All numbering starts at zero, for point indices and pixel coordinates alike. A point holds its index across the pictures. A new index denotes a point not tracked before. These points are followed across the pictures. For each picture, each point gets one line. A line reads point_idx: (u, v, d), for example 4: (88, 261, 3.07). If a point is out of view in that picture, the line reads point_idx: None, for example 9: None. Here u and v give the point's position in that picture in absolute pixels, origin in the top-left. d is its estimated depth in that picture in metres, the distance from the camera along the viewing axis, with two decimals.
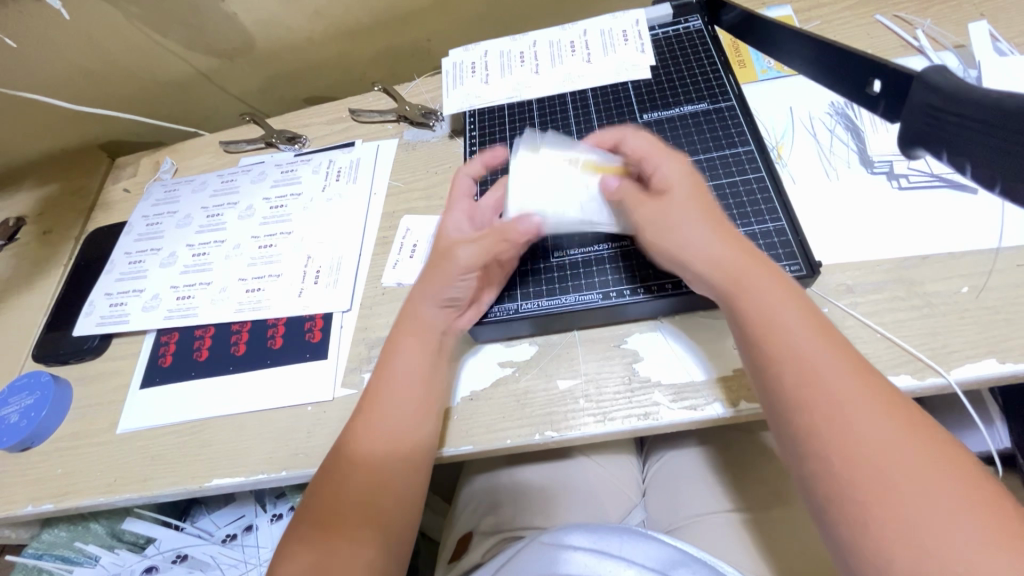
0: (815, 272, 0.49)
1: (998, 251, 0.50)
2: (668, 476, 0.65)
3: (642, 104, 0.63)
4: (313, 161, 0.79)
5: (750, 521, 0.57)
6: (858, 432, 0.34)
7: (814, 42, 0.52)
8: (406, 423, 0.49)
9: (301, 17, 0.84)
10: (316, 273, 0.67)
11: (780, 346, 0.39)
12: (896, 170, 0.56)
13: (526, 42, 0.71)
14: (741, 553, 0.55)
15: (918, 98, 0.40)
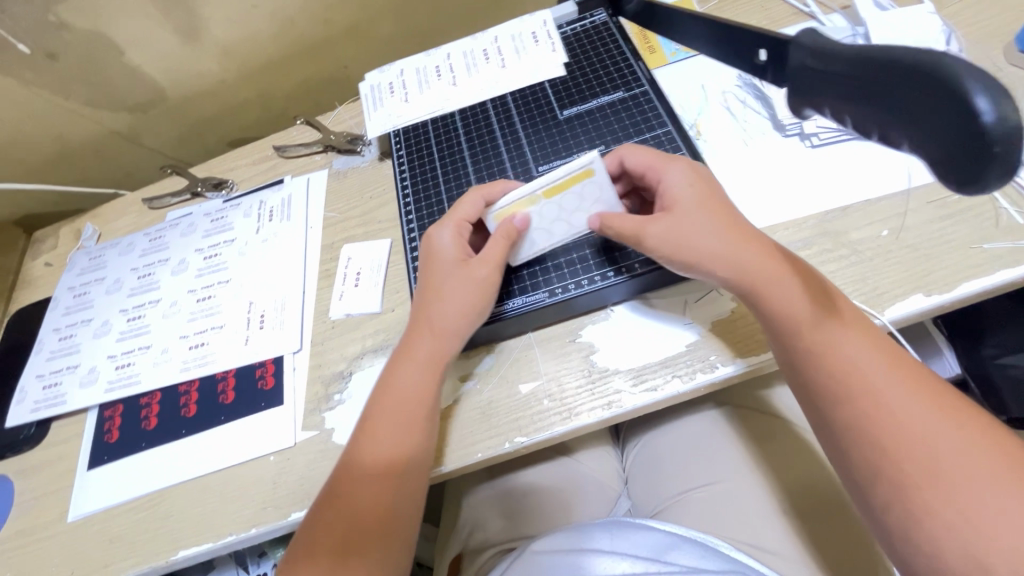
0: None
1: (910, 191, 0.53)
2: (648, 461, 0.65)
3: (561, 100, 0.64)
4: (242, 204, 0.76)
5: (732, 490, 0.58)
6: (899, 415, 0.37)
7: (708, 21, 0.53)
8: (417, 451, 0.47)
9: (209, 61, 0.83)
10: (261, 318, 0.65)
11: (822, 338, 0.41)
12: (806, 130, 0.58)
13: (440, 56, 0.71)
14: (728, 525, 0.56)
15: (798, 60, 0.41)
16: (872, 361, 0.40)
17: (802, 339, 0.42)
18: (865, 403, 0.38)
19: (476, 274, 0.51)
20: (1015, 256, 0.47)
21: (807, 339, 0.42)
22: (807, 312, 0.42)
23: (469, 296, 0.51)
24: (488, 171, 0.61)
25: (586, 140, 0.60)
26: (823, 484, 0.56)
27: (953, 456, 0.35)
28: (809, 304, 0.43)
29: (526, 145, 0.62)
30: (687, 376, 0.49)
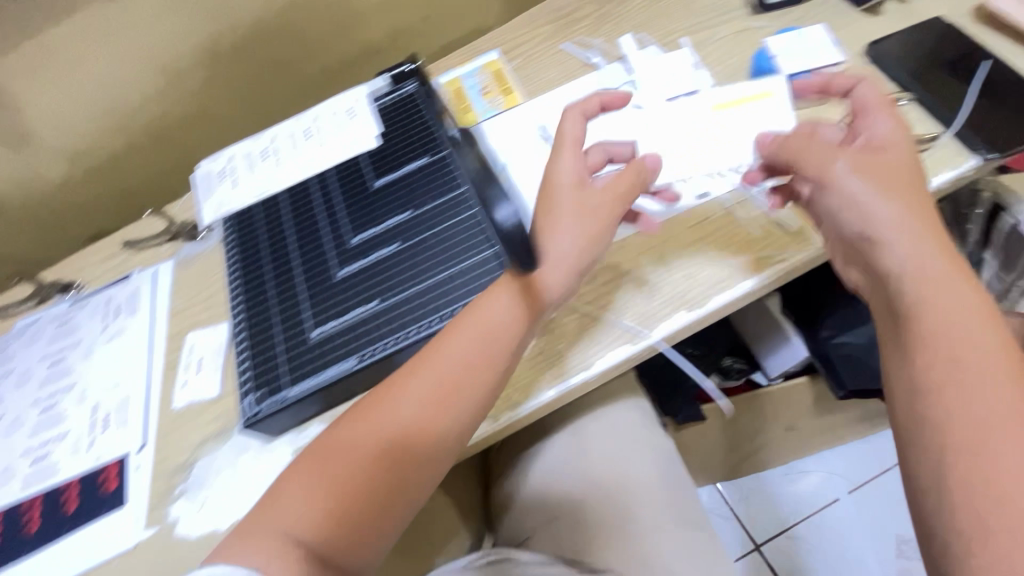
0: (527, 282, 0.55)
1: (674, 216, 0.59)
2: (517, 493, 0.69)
3: (376, 171, 0.68)
4: (90, 304, 0.77)
5: (584, 510, 0.64)
6: (948, 318, 0.39)
7: None
8: (451, 429, 0.47)
9: (48, 165, 0.83)
10: (106, 419, 0.65)
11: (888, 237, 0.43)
12: None
13: (267, 139, 0.75)
14: (580, 545, 0.62)
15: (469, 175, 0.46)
16: (933, 261, 0.41)
17: (890, 232, 0.43)
18: (946, 340, 0.39)
19: (591, 202, 0.50)
20: (754, 267, 0.55)
21: (888, 232, 0.43)
22: (880, 213, 0.44)
23: (581, 217, 0.49)
24: (311, 247, 0.65)
25: (396, 207, 0.64)
26: (655, 496, 0.64)
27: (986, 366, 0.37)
28: (900, 207, 0.44)
29: (345, 217, 0.66)
30: (499, 414, 0.54)
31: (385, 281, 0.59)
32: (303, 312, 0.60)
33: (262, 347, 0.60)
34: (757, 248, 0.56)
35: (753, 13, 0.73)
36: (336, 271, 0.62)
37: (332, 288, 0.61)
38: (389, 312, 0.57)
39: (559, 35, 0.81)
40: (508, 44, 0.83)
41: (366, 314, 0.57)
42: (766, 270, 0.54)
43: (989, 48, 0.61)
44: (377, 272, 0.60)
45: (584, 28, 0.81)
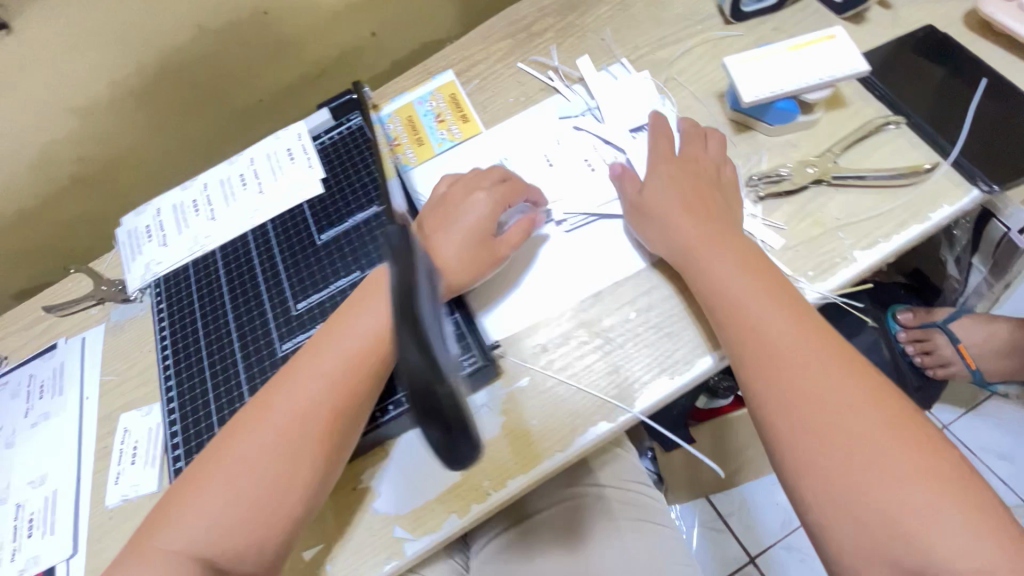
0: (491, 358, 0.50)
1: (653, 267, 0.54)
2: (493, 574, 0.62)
3: (318, 223, 0.61)
4: (10, 383, 0.68)
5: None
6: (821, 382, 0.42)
7: None
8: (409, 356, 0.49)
9: None
10: (30, 523, 0.58)
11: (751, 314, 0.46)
12: (556, 216, 0.59)
13: (197, 188, 0.67)
14: None
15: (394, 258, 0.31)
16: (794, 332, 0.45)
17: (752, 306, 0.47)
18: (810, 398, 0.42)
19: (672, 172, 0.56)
20: None
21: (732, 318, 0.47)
22: (736, 292, 0.47)
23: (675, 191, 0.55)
24: (246, 317, 0.58)
25: (344, 267, 0.57)
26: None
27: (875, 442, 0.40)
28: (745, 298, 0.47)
29: (284, 280, 0.59)
30: (464, 510, 0.48)
31: None
32: (241, 395, 0.53)
33: (197, 438, 0.53)
34: None
35: (727, 23, 0.67)
36: (276, 345, 0.55)
37: (274, 366, 0.54)
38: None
39: (519, 50, 0.74)
40: (462, 63, 0.76)
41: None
42: None
43: (986, 61, 0.57)
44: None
45: (546, 44, 0.74)
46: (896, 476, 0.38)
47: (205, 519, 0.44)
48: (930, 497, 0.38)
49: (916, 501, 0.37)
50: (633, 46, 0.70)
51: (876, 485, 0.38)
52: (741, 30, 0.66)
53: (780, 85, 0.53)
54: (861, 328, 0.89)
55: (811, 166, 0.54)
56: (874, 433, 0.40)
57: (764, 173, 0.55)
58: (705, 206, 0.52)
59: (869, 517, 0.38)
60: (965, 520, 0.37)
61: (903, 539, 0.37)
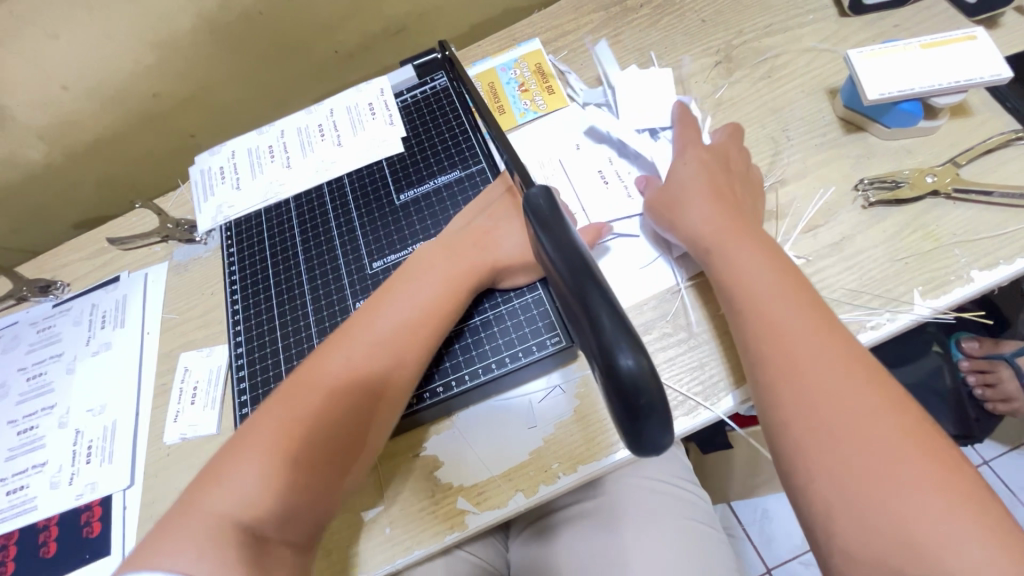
0: (575, 340, 0.49)
1: None
2: (536, 563, 0.61)
3: (397, 182, 0.59)
4: (73, 310, 0.69)
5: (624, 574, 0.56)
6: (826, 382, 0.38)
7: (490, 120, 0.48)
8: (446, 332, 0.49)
9: (26, 146, 0.74)
10: (88, 450, 0.59)
11: (758, 301, 0.43)
12: None
13: (274, 134, 0.66)
14: None
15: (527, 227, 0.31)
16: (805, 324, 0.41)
17: (752, 297, 0.43)
18: (821, 394, 0.37)
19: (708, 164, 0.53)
20: None
21: (748, 300, 0.43)
22: (754, 274, 0.44)
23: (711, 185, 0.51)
24: (320, 271, 0.57)
25: (421, 230, 0.56)
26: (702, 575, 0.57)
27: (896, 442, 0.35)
28: (763, 280, 0.43)
29: (360, 237, 0.57)
30: (531, 490, 0.47)
31: None
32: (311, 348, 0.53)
33: (266, 387, 0.53)
34: (842, 312, 0.47)
35: (843, 16, 0.63)
36: (350, 303, 0.54)
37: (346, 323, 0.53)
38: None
39: (613, 25, 0.71)
40: (551, 33, 0.72)
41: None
42: None
43: None
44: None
45: (640, 20, 0.70)
46: (916, 487, 0.33)
47: (242, 488, 0.39)
48: (935, 497, 0.33)
49: (941, 518, 0.32)
50: (738, 29, 0.65)
51: (883, 486, 0.33)
52: (856, 25, 0.62)
53: (910, 85, 0.50)
54: (923, 352, 0.85)
55: (930, 176, 0.50)
56: (886, 427, 0.35)
57: (875, 179, 0.52)
58: (722, 193, 0.50)
59: (880, 527, 0.33)
60: (990, 544, 0.31)
61: (917, 551, 0.32)
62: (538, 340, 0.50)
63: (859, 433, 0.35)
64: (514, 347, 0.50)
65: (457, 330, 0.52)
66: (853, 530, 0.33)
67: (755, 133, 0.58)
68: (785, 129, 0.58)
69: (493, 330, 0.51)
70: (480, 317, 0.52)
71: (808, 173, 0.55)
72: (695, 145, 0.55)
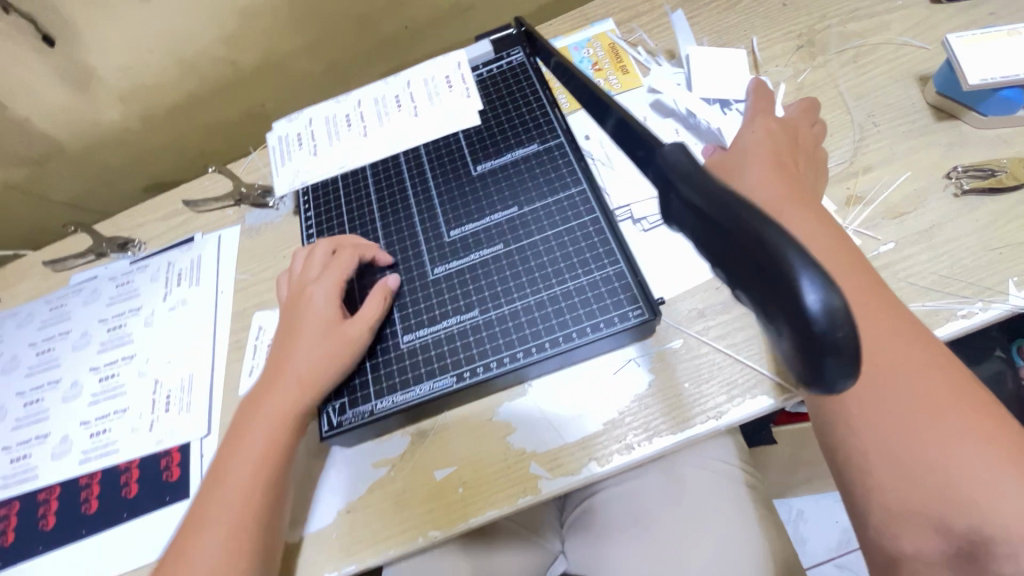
0: (657, 313, 0.47)
1: None
2: (580, 530, 0.63)
3: (474, 154, 0.60)
4: (150, 267, 0.71)
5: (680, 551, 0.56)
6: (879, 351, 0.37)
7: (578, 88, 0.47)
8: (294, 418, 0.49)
9: (108, 108, 0.77)
10: (167, 399, 0.61)
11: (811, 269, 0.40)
12: (636, 214, 0.56)
13: (351, 103, 0.67)
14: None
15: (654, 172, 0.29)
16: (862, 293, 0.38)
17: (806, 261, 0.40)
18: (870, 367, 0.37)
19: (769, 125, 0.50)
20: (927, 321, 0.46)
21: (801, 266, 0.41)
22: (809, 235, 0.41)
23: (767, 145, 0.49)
24: (397, 238, 0.58)
25: (499, 200, 0.57)
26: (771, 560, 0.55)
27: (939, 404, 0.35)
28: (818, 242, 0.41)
29: (437, 207, 0.58)
30: (605, 459, 0.47)
31: (489, 292, 0.52)
32: (389, 312, 0.54)
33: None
34: (930, 299, 0.47)
35: (935, 3, 0.61)
36: (427, 268, 0.55)
37: (425, 287, 0.54)
38: (494, 326, 0.51)
39: (690, 6, 0.70)
40: (626, 13, 0.72)
41: (465, 325, 0.52)
42: (939, 328, 0.45)
43: None
44: (477, 275, 0.53)
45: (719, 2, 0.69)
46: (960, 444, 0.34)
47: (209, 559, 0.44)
48: (987, 451, 0.34)
49: (982, 466, 0.34)
50: (823, 14, 0.64)
51: (927, 446, 0.35)
52: (950, 12, 0.60)
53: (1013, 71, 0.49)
54: (985, 357, 0.83)
55: None
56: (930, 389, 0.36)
57: (970, 167, 0.51)
58: (783, 160, 0.47)
59: (922, 482, 0.34)
60: None
61: (958, 504, 0.33)
62: (619, 312, 0.49)
63: (899, 399, 0.36)
64: (595, 318, 0.49)
65: (538, 297, 0.51)
66: (894, 485, 0.35)
67: (841, 119, 0.57)
68: (872, 115, 0.56)
69: (573, 300, 0.50)
70: (562, 286, 0.51)
71: (897, 159, 0.53)
72: (765, 113, 0.52)
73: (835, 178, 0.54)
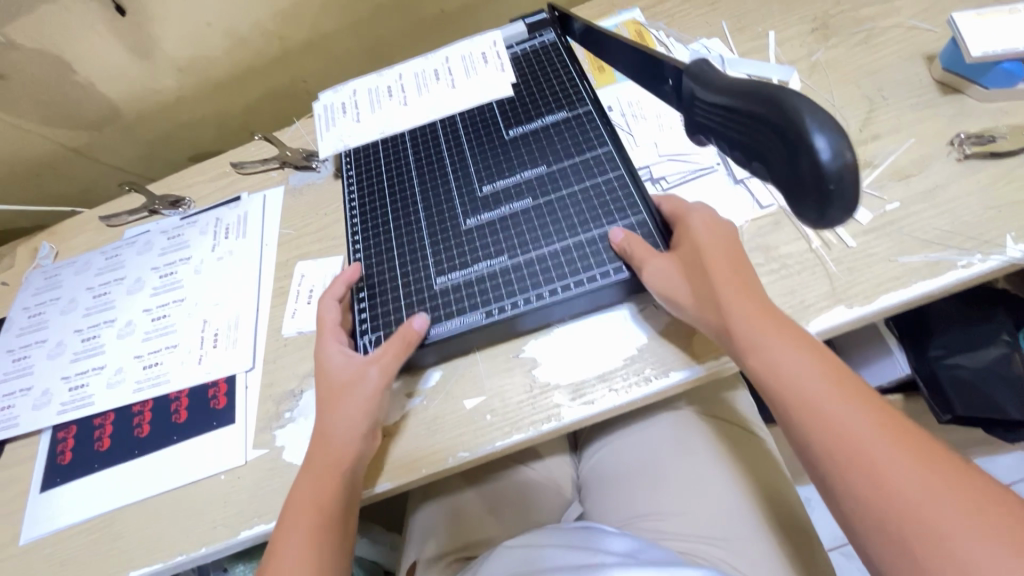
0: None
1: None
2: (598, 471, 0.65)
3: (507, 121, 0.65)
4: (199, 222, 0.77)
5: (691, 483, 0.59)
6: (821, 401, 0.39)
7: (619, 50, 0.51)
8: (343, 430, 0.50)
9: (165, 77, 0.83)
10: (214, 337, 0.66)
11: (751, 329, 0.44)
12: (655, 174, 0.60)
13: (393, 76, 0.72)
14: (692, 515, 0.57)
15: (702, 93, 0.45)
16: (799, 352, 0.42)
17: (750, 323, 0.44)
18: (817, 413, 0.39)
19: None
20: (928, 270, 0.49)
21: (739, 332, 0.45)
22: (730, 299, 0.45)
23: None
24: (433, 194, 0.63)
25: (529, 161, 0.61)
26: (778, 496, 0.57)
27: (893, 458, 0.36)
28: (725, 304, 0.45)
29: (471, 166, 0.63)
30: (623, 390, 0.51)
31: (519, 240, 0.56)
32: (426, 258, 0.58)
33: (383, 286, 0.58)
34: (932, 251, 0.50)
35: None
36: (461, 220, 0.60)
37: (457, 236, 0.59)
38: (522, 269, 0.55)
39: None
40: None
41: (495, 269, 0.56)
42: (938, 277, 0.49)
43: None
44: (506, 225, 0.58)
45: None
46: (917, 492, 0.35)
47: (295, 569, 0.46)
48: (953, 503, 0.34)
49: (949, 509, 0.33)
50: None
51: (889, 493, 0.35)
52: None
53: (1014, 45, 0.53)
54: None
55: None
56: (883, 442, 0.37)
57: (972, 135, 0.54)
58: None
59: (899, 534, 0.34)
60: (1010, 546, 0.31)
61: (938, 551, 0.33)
62: None
63: (847, 446, 0.37)
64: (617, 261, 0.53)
65: (563, 244, 0.55)
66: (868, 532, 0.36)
67: (853, 93, 0.61)
68: (881, 90, 0.60)
69: (597, 246, 0.54)
70: (587, 234, 0.54)
71: (904, 128, 0.57)
72: None
73: (846, 145, 0.58)
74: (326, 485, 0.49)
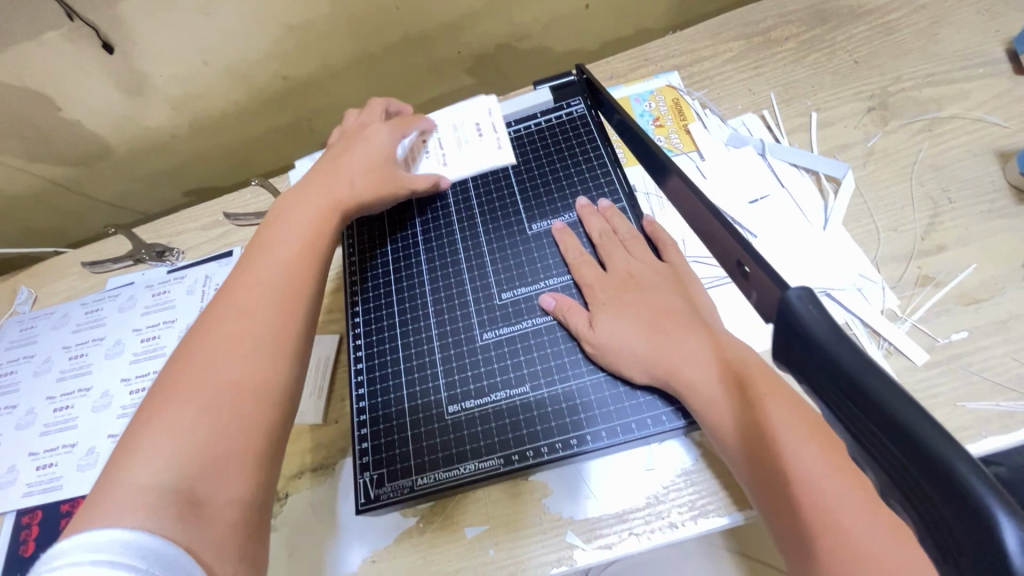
0: None
1: (908, 327, 0.48)
2: None
3: (529, 210, 0.58)
4: (187, 278, 0.71)
5: None
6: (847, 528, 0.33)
7: (659, 161, 0.44)
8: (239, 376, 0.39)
9: (156, 114, 0.77)
10: None
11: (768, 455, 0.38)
12: None
13: None
14: None
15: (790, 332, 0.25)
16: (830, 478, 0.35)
17: (760, 452, 0.39)
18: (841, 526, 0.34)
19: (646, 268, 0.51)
20: (1001, 423, 0.43)
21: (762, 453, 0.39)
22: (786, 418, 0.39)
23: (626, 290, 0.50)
24: (445, 293, 0.56)
25: (554, 266, 0.55)
26: None
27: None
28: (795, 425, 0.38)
29: (489, 265, 0.56)
30: (645, 535, 0.45)
31: (540, 367, 0.50)
32: (436, 380, 0.52)
33: (386, 409, 0.51)
34: (1005, 398, 0.44)
35: (1018, 74, 0.59)
36: (475, 333, 0.53)
37: (472, 354, 0.52)
38: (545, 407, 0.48)
39: (754, 55, 0.67)
40: (688, 58, 0.69)
41: (514, 402, 0.49)
42: (1015, 433, 0.43)
43: None
44: (528, 346, 0.51)
45: (784, 54, 0.66)
46: None
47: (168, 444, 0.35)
48: None
49: None
50: (898, 76, 0.62)
51: None
52: None
53: None
54: None
55: None
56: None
57: None
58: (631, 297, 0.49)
59: None
60: None
61: None
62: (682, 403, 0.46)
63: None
64: (654, 409, 0.46)
65: (593, 379, 0.48)
66: None
67: (914, 192, 0.54)
68: (947, 189, 0.54)
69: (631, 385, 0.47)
70: None
71: (973, 241, 0.51)
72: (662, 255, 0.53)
73: (906, 255, 0.51)
74: (214, 423, 0.37)
